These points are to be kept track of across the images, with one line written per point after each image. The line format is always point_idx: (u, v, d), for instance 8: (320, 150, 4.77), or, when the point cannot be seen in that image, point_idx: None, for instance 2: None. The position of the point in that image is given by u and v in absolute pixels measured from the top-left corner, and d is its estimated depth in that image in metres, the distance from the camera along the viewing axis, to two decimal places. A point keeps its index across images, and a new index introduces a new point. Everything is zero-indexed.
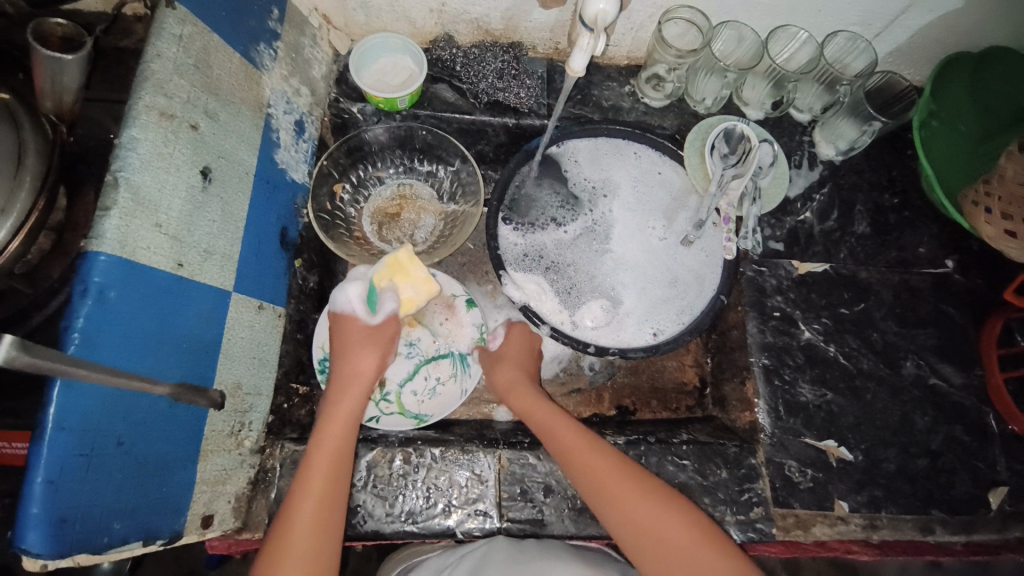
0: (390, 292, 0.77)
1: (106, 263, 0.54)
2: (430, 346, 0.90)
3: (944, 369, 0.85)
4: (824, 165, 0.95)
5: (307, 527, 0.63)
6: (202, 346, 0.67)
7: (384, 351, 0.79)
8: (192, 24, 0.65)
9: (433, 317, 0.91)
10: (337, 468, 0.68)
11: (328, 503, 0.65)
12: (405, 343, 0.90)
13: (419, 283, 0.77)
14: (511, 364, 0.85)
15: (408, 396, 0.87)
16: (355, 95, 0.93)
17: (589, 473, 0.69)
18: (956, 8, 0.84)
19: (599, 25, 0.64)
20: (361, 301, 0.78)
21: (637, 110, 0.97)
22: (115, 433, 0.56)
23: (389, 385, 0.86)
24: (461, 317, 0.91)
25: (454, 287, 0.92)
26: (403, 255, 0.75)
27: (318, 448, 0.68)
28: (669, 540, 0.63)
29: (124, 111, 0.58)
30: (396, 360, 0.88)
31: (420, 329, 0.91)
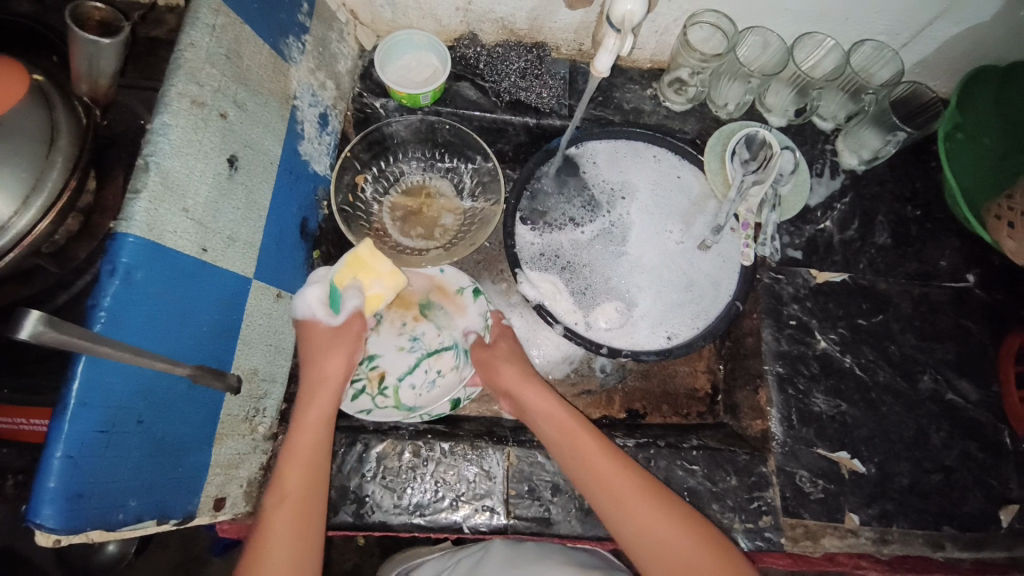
0: (354, 290, 0.77)
1: (134, 245, 0.55)
2: (433, 340, 0.89)
3: (961, 384, 0.84)
4: (846, 175, 0.94)
5: (286, 523, 0.65)
6: (222, 330, 0.68)
7: (352, 349, 0.78)
8: (225, 15, 0.66)
9: (440, 309, 0.90)
10: (313, 476, 0.69)
11: (307, 499, 0.67)
12: (409, 339, 0.88)
13: (383, 277, 0.77)
14: (510, 361, 0.81)
15: (406, 390, 0.85)
16: (378, 91, 0.94)
17: (596, 476, 0.69)
18: (986, 20, 0.83)
19: (626, 25, 0.63)
20: (322, 305, 0.78)
21: (659, 114, 0.97)
22: (135, 412, 0.57)
23: (387, 379, 0.86)
24: (468, 309, 0.90)
25: (461, 279, 0.91)
26: (363, 251, 0.76)
27: (292, 447, 0.69)
28: (669, 544, 0.64)
29: (157, 98, 0.59)
30: (397, 354, 0.87)
31: (424, 325, 0.89)
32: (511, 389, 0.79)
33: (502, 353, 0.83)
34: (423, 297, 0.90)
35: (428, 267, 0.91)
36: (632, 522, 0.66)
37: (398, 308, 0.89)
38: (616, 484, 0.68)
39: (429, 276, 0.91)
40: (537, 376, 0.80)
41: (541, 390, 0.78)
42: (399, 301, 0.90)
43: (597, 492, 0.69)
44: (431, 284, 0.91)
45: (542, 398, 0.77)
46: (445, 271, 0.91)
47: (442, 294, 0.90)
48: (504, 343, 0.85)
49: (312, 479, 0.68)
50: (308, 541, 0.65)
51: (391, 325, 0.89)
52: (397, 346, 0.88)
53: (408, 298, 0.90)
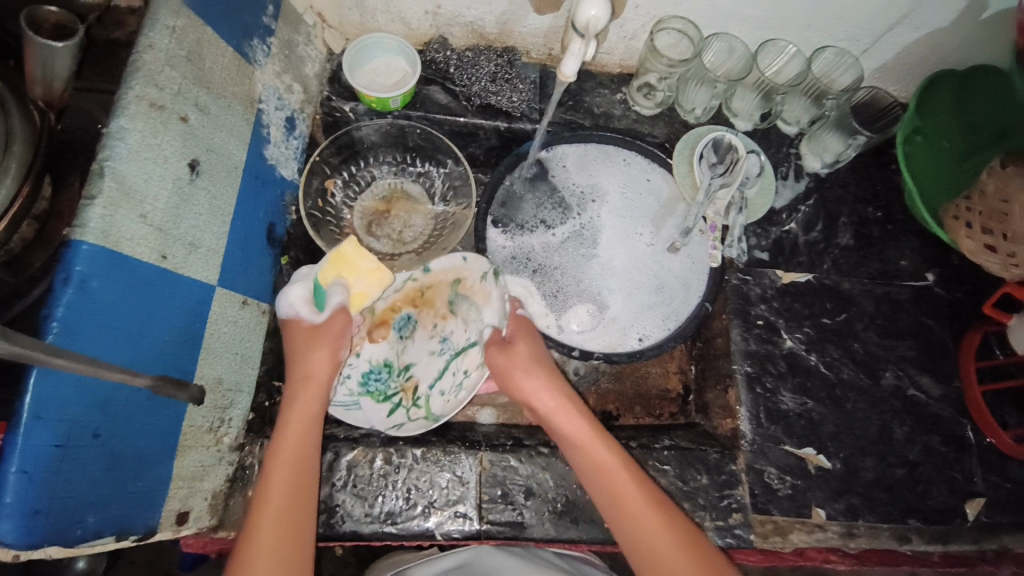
0: (337, 287, 0.76)
1: (90, 252, 0.54)
2: (462, 340, 0.85)
3: (923, 380, 0.86)
4: (810, 178, 0.96)
5: (274, 522, 0.63)
6: (184, 339, 0.66)
7: (335, 347, 0.75)
8: (186, 18, 0.65)
9: (467, 303, 0.85)
10: (298, 482, 0.67)
11: (295, 496, 0.66)
12: (439, 342, 0.86)
13: (368, 274, 0.76)
14: (529, 368, 0.77)
15: (437, 399, 0.83)
16: (347, 94, 0.94)
17: (607, 484, 0.69)
18: (943, 26, 0.86)
19: (590, 30, 0.64)
20: (307, 303, 0.76)
21: (629, 118, 0.98)
22: (93, 426, 0.55)
23: (419, 389, 0.84)
24: (491, 298, 0.82)
25: (484, 265, 0.83)
26: (346, 248, 0.75)
27: (280, 444, 0.68)
28: (665, 554, 0.64)
29: (114, 101, 0.58)
30: (428, 360, 0.85)
31: (452, 323, 0.85)
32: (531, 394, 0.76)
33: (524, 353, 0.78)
34: (450, 293, 0.85)
35: (452, 260, 0.84)
36: (637, 529, 0.66)
37: (428, 310, 0.86)
38: (625, 493, 0.68)
39: (456, 271, 0.84)
40: (560, 379, 0.78)
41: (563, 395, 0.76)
42: (429, 301, 0.86)
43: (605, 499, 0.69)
44: (457, 278, 0.84)
45: (562, 405, 0.75)
46: (468, 259, 0.83)
47: (468, 287, 0.84)
48: (523, 343, 0.79)
49: (297, 485, 0.66)
50: (296, 548, 0.63)
51: (424, 329, 0.86)
52: (429, 351, 0.86)
53: (437, 297, 0.86)
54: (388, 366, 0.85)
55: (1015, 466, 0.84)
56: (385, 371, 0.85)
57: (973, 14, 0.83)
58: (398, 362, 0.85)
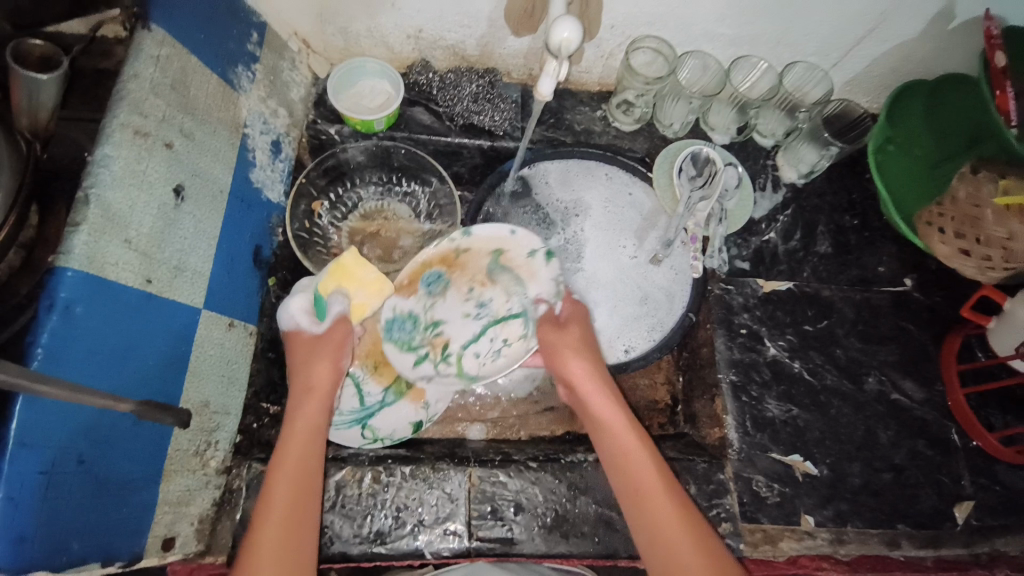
0: (338, 297, 0.77)
1: (74, 279, 0.55)
2: (502, 308, 0.82)
3: (906, 384, 0.87)
4: (787, 188, 0.99)
5: (274, 535, 0.62)
6: (170, 363, 0.67)
7: (337, 356, 0.76)
8: (170, 46, 0.66)
9: (508, 273, 0.83)
10: (297, 495, 0.65)
11: (296, 509, 0.64)
12: (474, 306, 0.83)
13: (367, 284, 0.79)
14: (579, 350, 0.76)
15: (469, 358, 0.83)
16: (332, 117, 0.95)
17: (634, 477, 0.69)
18: (911, 37, 0.89)
19: (563, 52, 0.66)
20: (307, 314, 0.78)
21: (609, 134, 1.01)
22: (76, 452, 0.55)
23: (451, 347, 0.83)
24: (541, 273, 0.82)
25: (533, 242, 0.83)
26: (346, 259, 0.77)
27: (281, 457, 0.67)
28: (679, 552, 0.63)
29: (99, 129, 0.59)
30: (462, 322, 0.83)
31: (491, 290, 0.83)
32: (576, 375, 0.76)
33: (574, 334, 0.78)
34: (492, 261, 0.83)
35: (499, 230, 0.83)
36: (657, 524, 0.65)
37: (462, 271, 0.84)
38: (651, 487, 0.68)
39: (501, 239, 0.83)
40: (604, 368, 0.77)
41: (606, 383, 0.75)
42: (465, 261, 0.84)
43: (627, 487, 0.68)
44: (501, 247, 0.83)
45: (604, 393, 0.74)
46: (517, 233, 0.83)
47: (513, 257, 0.83)
48: (579, 325, 0.79)
49: (297, 498, 0.65)
50: (298, 562, 0.62)
51: (457, 289, 0.83)
52: (462, 313, 0.83)
53: (474, 261, 0.84)
54: (413, 317, 0.83)
55: (1003, 468, 0.84)
56: (409, 321, 0.83)
57: (942, 23, 0.86)
58: (426, 316, 0.83)
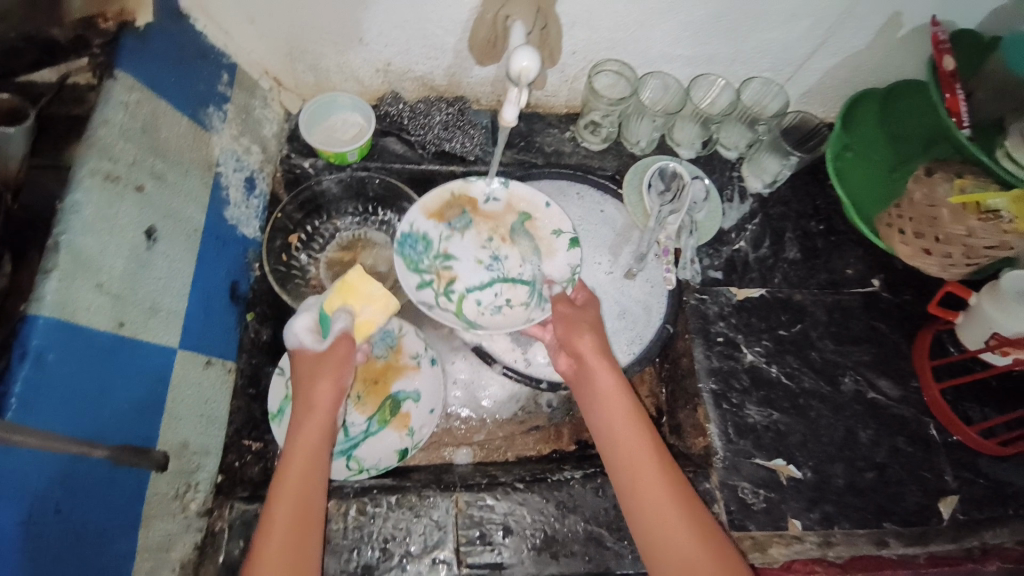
0: (342, 314, 0.74)
1: (46, 326, 0.55)
2: (513, 271, 0.88)
3: (882, 382, 0.89)
4: (754, 198, 1.02)
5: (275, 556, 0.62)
6: (146, 406, 0.66)
7: (338, 374, 0.72)
8: (138, 92, 0.68)
9: (529, 241, 0.89)
10: (299, 521, 0.64)
11: (297, 531, 0.64)
12: (490, 256, 0.89)
13: (374, 300, 0.75)
14: (592, 338, 0.76)
15: (470, 303, 0.86)
16: (306, 151, 0.97)
17: (636, 474, 0.68)
18: (860, 48, 0.92)
19: (523, 80, 0.68)
20: (312, 333, 0.76)
21: (579, 154, 1.04)
22: (53, 500, 0.55)
23: (457, 286, 0.87)
24: (559, 255, 0.88)
25: (560, 222, 0.89)
26: (352, 276, 0.75)
27: (284, 476, 0.66)
28: (683, 549, 0.63)
29: (69, 176, 0.60)
30: (475, 265, 0.88)
31: (510, 250, 0.89)
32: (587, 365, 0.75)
33: (586, 323, 0.78)
34: (518, 221, 0.90)
35: (535, 196, 0.90)
36: (659, 521, 0.65)
37: (486, 220, 0.90)
38: (654, 484, 0.67)
39: (533, 205, 0.90)
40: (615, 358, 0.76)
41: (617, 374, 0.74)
42: (490, 208, 0.90)
43: (634, 484, 0.67)
44: (530, 212, 0.90)
45: (615, 384, 0.73)
46: (551, 207, 0.89)
47: (537, 225, 0.90)
48: (593, 310, 0.81)
49: (299, 523, 0.64)
50: None
51: (477, 233, 0.89)
52: (476, 258, 0.88)
53: (500, 217, 0.90)
54: (426, 240, 0.87)
55: (985, 460, 0.86)
56: (422, 242, 0.87)
57: (890, 33, 0.88)
58: (439, 245, 0.88)
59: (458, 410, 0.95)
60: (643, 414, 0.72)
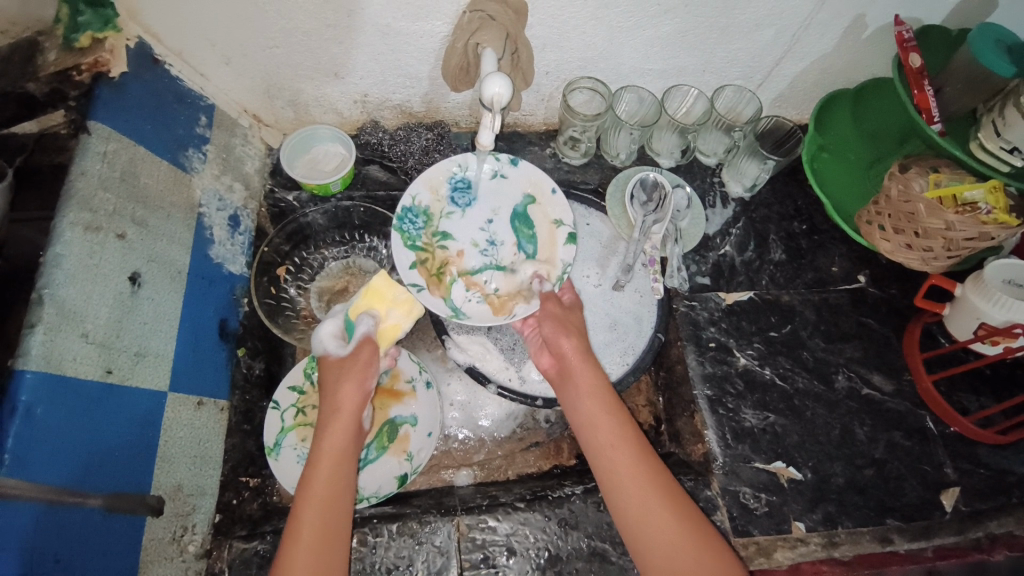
0: (367, 319, 0.77)
1: (34, 380, 0.56)
2: (505, 258, 0.89)
3: (875, 377, 0.89)
4: (736, 202, 1.04)
5: (307, 553, 0.62)
6: (138, 451, 0.66)
7: (361, 379, 0.74)
8: (116, 141, 0.70)
9: (530, 226, 0.89)
10: (330, 520, 0.65)
11: (326, 529, 0.64)
12: (486, 241, 0.90)
13: (399, 304, 0.78)
14: (574, 336, 0.79)
15: (459, 289, 0.86)
16: (290, 184, 0.98)
17: (613, 469, 0.69)
18: (826, 52, 0.93)
19: (496, 105, 0.70)
20: (336, 338, 0.77)
21: (561, 169, 1.05)
22: (50, 551, 0.55)
23: (451, 269, 0.87)
24: (556, 250, 0.88)
25: (562, 213, 0.89)
26: (378, 281, 0.78)
27: (309, 479, 0.68)
28: (672, 540, 0.64)
29: (50, 230, 0.62)
30: (471, 249, 0.89)
31: (509, 237, 0.89)
32: (570, 367, 0.78)
33: (569, 323, 0.81)
34: (521, 204, 0.90)
35: (543, 180, 0.90)
36: (647, 513, 0.66)
37: (489, 201, 0.90)
38: (636, 479, 0.68)
39: (539, 189, 0.90)
40: (595, 358, 0.79)
41: (598, 372, 0.77)
42: (495, 187, 0.91)
43: (624, 481, 0.68)
44: (535, 197, 0.90)
45: (596, 380, 0.76)
46: (556, 195, 0.89)
47: (539, 211, 0.90)
48: (578, 313, 0.84)
49: (328, 524, 0.65)
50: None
51: (479, 214, 0.90)
52: (472, 242, 0.89)
53: (505, 199, 0.91)
54: (427, 216, 0.88)
55: (985, 450, 0.86)
56: (423, 217, 0.88)
57: (855, 34, 0.90)
58: (438, 224, 0.89)
59: (457, 432, 0.95)
60: (625, 410, 0.75)
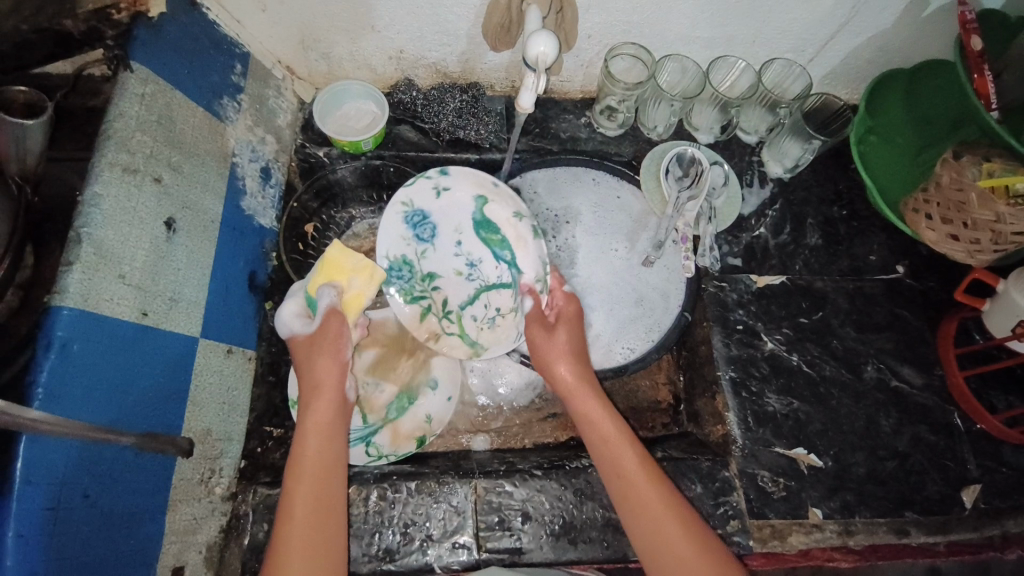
0: (328, 290, 0.75)
1: (69, 317, 0.57)
2: (491, 274, 0.85)
3: (905, 370, 0.87)
4: (774, 183, 1.00)
5: (304, 523, 0.63)
6: (169, 394, 0.68)
7: (336, 349, 0.74)
8: (154, 83, 0.69)
9: (494, 230, 0.85)
10: (325, 495, 0.65)
11: (324, 500, 0.65)
12: (466, 264, 0.86)
13: (358, 272, 0.76)
14: (567, 352, 0.79)
15: (468, 320, 0.86)
16: (320, 140, 0.97)
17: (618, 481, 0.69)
18: (884, 27, 0.88)
19: (541, 65, 0.68)
20: (301, 317, 0.77)
21: (595, 140, 1.02)
22: (81, 486, 0.57)
23: (449, 306, 0.86)
24: (530, 245, 0.84)
25: (517, 204, 0.85)
26: (332, 252, 0.76)
27: (303, 453, 0.67)
28: (683, 552, 0.63)
29: (89, 169, 0.62)
30: (456, 281, 0.86)
31: (480, 251, 0.85)
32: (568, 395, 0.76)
33: (562, 345, 0.79)
34: (476, 211, 0.84)
35: (483, 176, 0.85)
36: (651, 526, 0.65)
37: (448, 221, 0.85)
38: (639, 490, 0.68)
39: (484, 187, 0.84)
40: (593, 380, 0.78)
41: (598, 396, 0.76)
42: (446, 206, 0.85)
43: (631, 504, 0.67)
44: (485, 196, 0.84)
45: (592, 395, 0.76)
46: (500, 187, 0.85)
47: (496, 210, 0.84)
48: (564, 330, 0.80)
49: (323, 495, 0.65)
50: (328, 544, 0.62)
51: (447, 239, 0.85)
52: (455, 271, 0.86)
53: (460, 213, 0.85)
54: (408, 265, 0.84)
55: (1009, 449, 0.84)
56: (406, 268, 0.84)
57: (917, 11, 0.85)
58: (420, 266, 0.85)
59: (475, 397, 0.96)
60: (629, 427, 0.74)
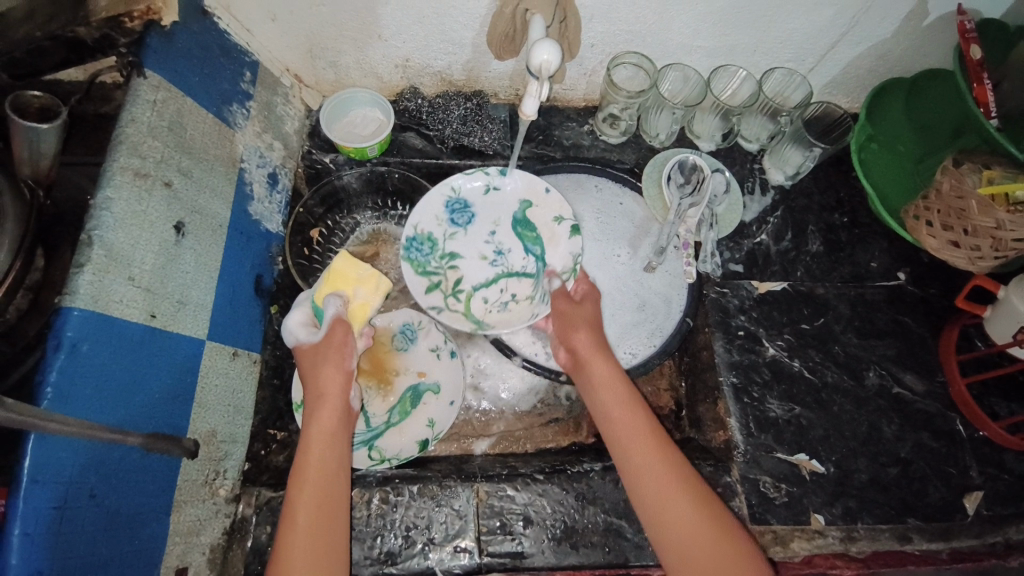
0: (332, 300, 0.75)
1: (79, 318, 0.58)
2: (516, 265, 0.85)
3: (906, 377, 0.88)
4: (775, 190, 1.01)
5: (306, 526, 0.63)
6: (176, 395, 0.68)
7: (340, 358, 0.74)
8: (165, 90, 0.71)
9: (531, 230, 0.86)
10: (327, 499, 0.66)
11: (326, 503, 0.65)
12: (493, 252, 0.86)
13: (364, 282, 0.76)
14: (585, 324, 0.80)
15: (477, 302, 0.84)
16: (327, 147, 0.98)
17: (628, 445, 0.70)
18: (883, 37, 0.89)
19: (544, 73, 0.69)
20: (306, 326, 0.78)
21: (597, 147, 1.04)
22: (87, 486, 0.57)
23: (463, 285, 0.85)
24: (563, 244, 0.85)
25: (561, 209, 0.85)
26: (338, 262, 0.76)
27: (307, 457, 0.68)
28: (684, 519, 0.64)
29: (101, 173, 0.63)
30: (479, 262, 0.85)
31: (513, 242, 0.85)
32: (584, 359, 0.77)
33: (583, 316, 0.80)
34: (519, 210, 0.86)
35: (536, 181, 0.86)
36: (658, 493, 0.66)
37: (488, 213, 0.86)
38: (649, 457, 0.68)
39: (534, 191, 0.86)
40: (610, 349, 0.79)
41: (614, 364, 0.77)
42: (492, 201, 0.86)
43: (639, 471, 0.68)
44: (532, 200, 0.86)
45: (608, 363, 0.76)
46: (550, 194, 0.85)
47: (538, 213, 0.86)
48: (590, 305, 0.83)
49: (326, 499, 0.66)
50: (328, 548, 0.63)
51: (482, 228, 0.86)
52: (479, 256, 0.85)
53: (503, 209, 0.86)
54: (431, 241, 0.84)
55: (1012, 457, 0.84)
56: (428, 244, 0.84)
57: (916, 21, 0.86)
58: (444, 245, 0.85)
59: (477, 402, 0.96)
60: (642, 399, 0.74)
